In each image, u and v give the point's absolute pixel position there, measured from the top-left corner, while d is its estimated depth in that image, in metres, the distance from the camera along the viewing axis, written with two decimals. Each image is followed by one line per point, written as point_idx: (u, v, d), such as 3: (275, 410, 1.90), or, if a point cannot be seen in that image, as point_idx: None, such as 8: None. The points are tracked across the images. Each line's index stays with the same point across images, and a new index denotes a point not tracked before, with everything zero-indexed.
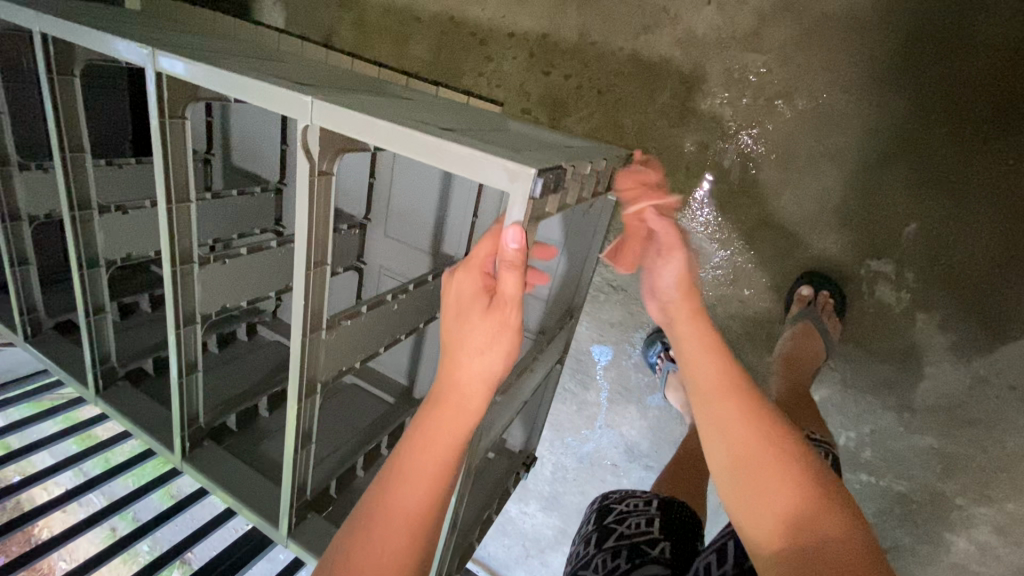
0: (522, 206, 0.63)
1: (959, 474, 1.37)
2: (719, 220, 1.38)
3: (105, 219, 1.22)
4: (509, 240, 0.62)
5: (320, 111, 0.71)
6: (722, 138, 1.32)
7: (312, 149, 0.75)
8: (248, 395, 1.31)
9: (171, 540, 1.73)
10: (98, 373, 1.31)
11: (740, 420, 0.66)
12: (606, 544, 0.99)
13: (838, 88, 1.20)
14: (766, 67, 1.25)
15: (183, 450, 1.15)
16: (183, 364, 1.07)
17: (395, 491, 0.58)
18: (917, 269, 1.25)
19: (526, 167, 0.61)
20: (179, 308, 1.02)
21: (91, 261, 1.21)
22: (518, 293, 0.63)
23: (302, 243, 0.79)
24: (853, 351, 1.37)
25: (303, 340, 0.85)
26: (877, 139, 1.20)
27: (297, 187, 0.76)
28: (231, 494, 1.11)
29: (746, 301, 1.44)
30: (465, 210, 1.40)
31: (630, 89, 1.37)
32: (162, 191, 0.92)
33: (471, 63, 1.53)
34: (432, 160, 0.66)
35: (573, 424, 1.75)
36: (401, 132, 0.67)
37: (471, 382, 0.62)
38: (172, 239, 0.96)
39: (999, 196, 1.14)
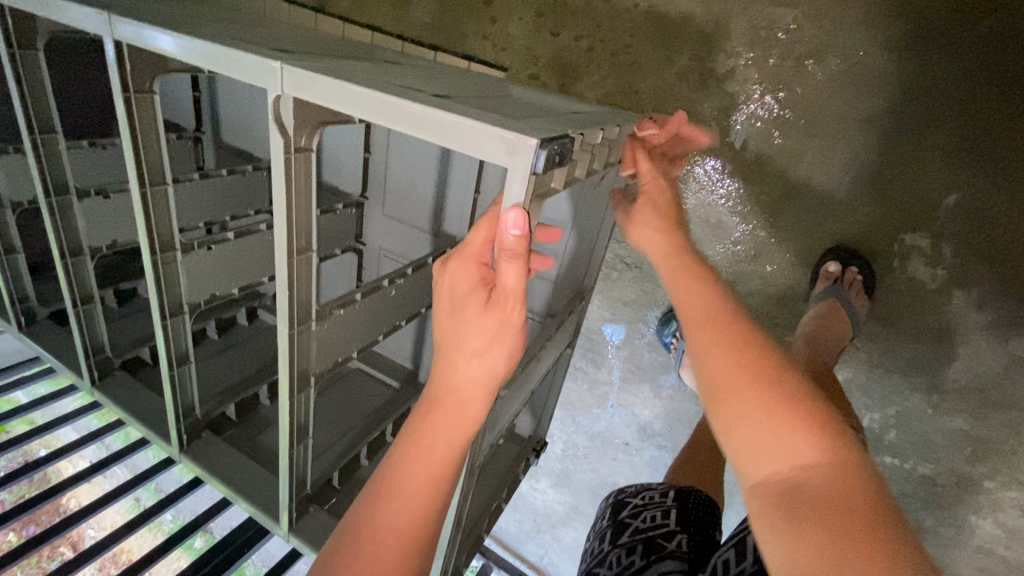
0: (523, 184, 0.56)
1: (990, 457, 1.30)
2: (740, 193, 1.30)
3: (86, 205, 1.17)
4: (509, 225, 0.55)
5: (290, 81, 0.64)
6: (744, 103, 1.22)
7: (287, 123, 0.68)
8: (249, 384, 1.29)
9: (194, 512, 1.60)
10: (93, 366, 1.29)
11: (725, 358, 0.56)
12: (622, 539, 0.95)
13: (877, 46, 1.09)
14: (795, 24, 1.13)
15: (181, 443, 1.13)
16: (173, 355, 1.04)
17: (388, 506, 0.57)
18: (955, 244, 1.15)
19: (526, 137, 0.54)
20: (163, 298, 0.98)
21: (75, 250, 1.17)
22: (520, 286, 0.58)
23: (281, 229, 0.73)
24: (880, 329, 1.30)
25: (291, 334, 0.79)
26: (916, 101, 1.10)
27: (272, 168, 0.69)
28: (234, 489, 1.09)
29: (767, 278, 1.36)
30: (466, 184, 1.32)
31: (645, 50, 1.27)
32: (134, 175, 0.87)
33: (473, 26, 1.42)
34: (420, 132, 0.59)
35: (583, 404, 1.71)
36: (385, 101, 0.59)
37: (471, 386, 0.61)
38: (149, 228, 0.91)
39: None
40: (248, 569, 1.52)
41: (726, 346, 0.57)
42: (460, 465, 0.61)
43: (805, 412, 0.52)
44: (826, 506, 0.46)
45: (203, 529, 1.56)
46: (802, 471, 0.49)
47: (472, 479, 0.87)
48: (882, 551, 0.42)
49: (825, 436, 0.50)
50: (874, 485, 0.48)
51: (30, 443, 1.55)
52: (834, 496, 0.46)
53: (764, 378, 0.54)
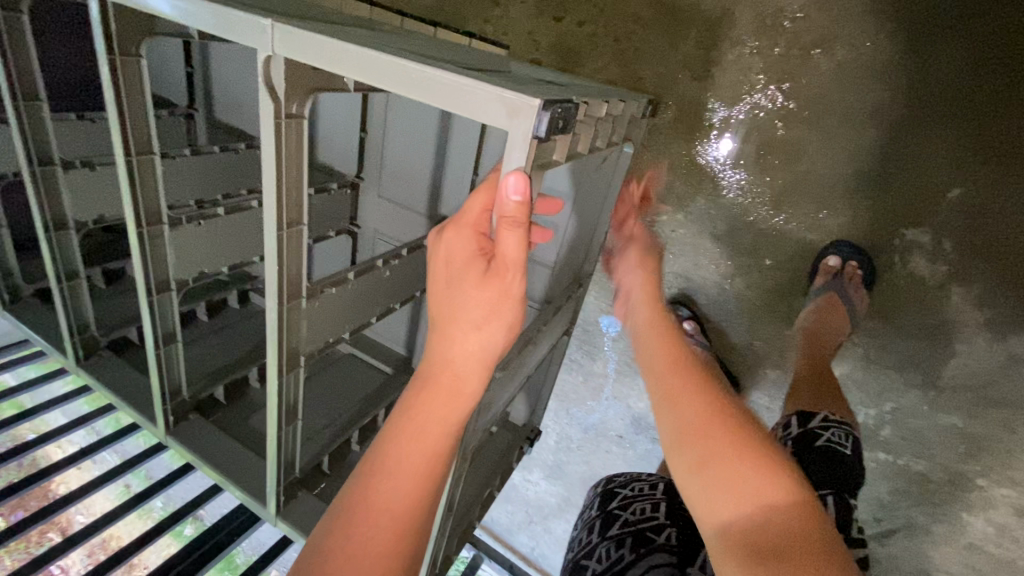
0: (524, 148, 0.53)
1: (983, 455, 1.29)
2: (742, 184, 1.28)
3: (71, 177, 1.14)
4: (510, 191, 0.53)
5: (282, 40, 0.62)
6: (749, 92, 1.20)
7: (279, 89, 0.65)
8: (237, 366, 1.26)
9: (185, 498, 1.55)
10: (77, 344, 1.27)
11: (699, 415, 0.64)
12: (611, 531, 0.94)
13: (882, 37, 1.08)
14: (802, 11, 1.12)
15: (167, 424, 1.11)
16: (159, 334, 1.02)
17: (378, 484, 0.56)
18: (956, 239, 1.14)
19: (528, 98, 0.51)
20: (149, 274, 0.96)
21: (59, 224, 1.15)
22: (520, 255, 0.56)
23: (271, 198, 0.70)
24: (878, 325, 1.29)
25: (280, 310, 0.77)
26: (921, 96, 1.08)
27: (261, 134, 0.66)
28: (224, 475, 1.07)
29: (764, 272, 1.34)
30: (465, 165, 1.29)
31: (648, 36, 1.24)
32: (119, 143, 0.84)
33: (475, 8, 1.40)
34: (419, 96, 0.56)
35: (578, 395, 1.70)
36: (382, 63, 0.57)
37: (467, 359, 0.59)
38: (134, 200, 0.88)
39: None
40: (238, 555, 1.48)
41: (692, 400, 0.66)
42: (455, 442, 0.60)
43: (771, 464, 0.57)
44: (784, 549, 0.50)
45: (194, 513, 1.51)
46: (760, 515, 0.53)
47: (464, 465, 0.85)
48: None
49: (786, 485, 0.55)
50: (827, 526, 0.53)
51: (17, 426, 1.51)
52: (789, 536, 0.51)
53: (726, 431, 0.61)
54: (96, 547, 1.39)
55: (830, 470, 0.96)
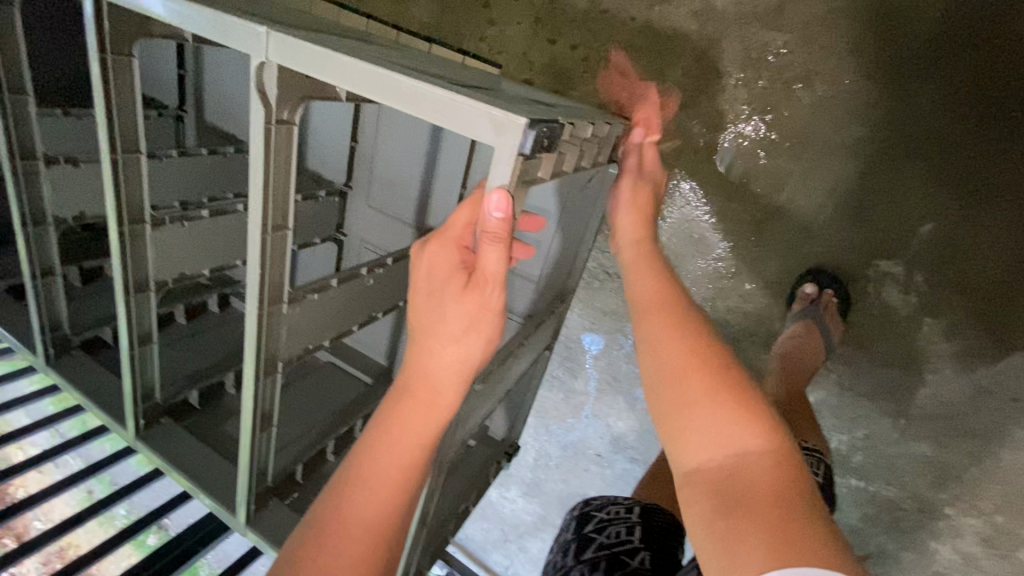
0: (509, 166, 0.55)
1: (951, 484, 1.32)
2: (724, 211, 1.31)
3: (53, 173, 1.12)
4: (492, 207, 0.54)
5: (277, 46, 0.62)
6: (733, 121, 1.24)
7: (270, 95, 0.66)
8: (214, 370, 1.24)
9: (149, 506, 1.48)
10: (48, 342, 1.24)
11: (682, 355, 0.61)
12: (585, 555, 0.94)
13: (860, 77, 1.14)
14: (786, 48, 1.18)
15: (137, 428, 1.09)
16: (135, 335, 1.00)
17: (351, 497, 0.56)
18: (927, 272, 1.18)
19: (514, 116, 0.53)
20: (128, 274, 0.95)
21: (37, 219, 1.13)
22: (501, 270, 0.57)
23: (257, 202, 0.71)
24: (852, 352, 1.31)
25: (260, 315, 0.77)
26: (896, 134, 1.14)
27: (250, 137, 0.67)
28: (195, 483, 1.04)
29: (744, 296, 1.37)
30: (453, 177, 1.31)
31: (639, 63, 1.29)
32: (105, 140, 0.83)
33: (471, 27, 1.43)
34: (409, 107, 0.58)
35: (558, 412, 1.70)
36: (374, 74, 0.58)
37: (444, 373, 0.59)
38: (118, 198, 0.87)
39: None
40: (201, 567, 1.42)
41: (675, 337, 0.63)
42: (431, 455, 0.60)
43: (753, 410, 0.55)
44: (751, 498, 0.48)
45: (159, 523, 1.44)
46: (733, 460, 0.52)
47: (439, 478, 0.84)
48: (797, 534, 0.45)
49: (763, 431, 0.53)
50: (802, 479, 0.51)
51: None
52: (761, 483, 0.49)
53: (709, 370, 0.58)
54: (53, 556, 1.32)
55: None
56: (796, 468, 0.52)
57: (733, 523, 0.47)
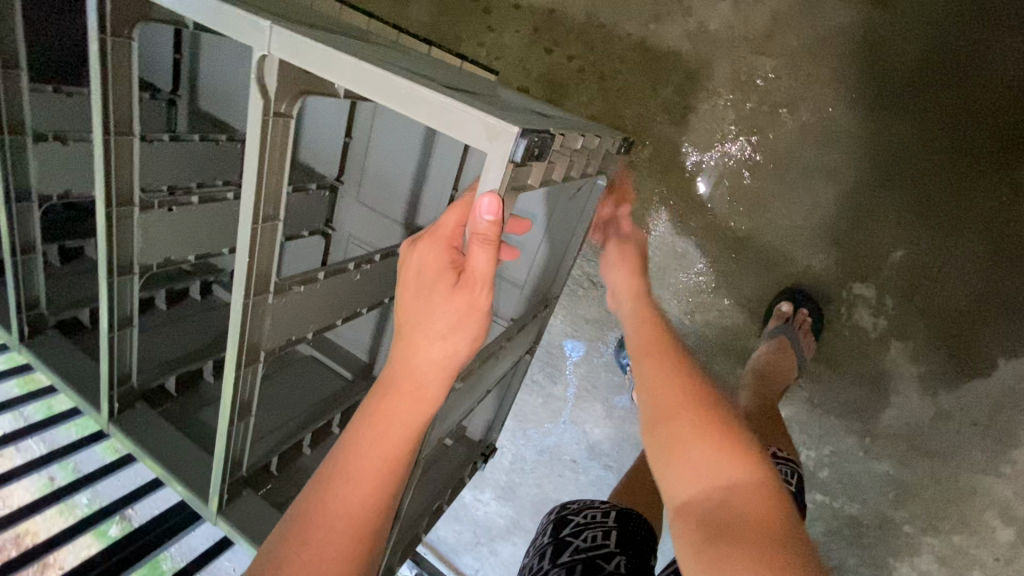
0: (500, 171, 0.56)
1: (911, 502, 1.36)
2: (708, 227, 1.34)
3: (40, 150, 1.11)
4: (484, 210, 0.56)
5: (280, 41, 0.63)
6: (720, 140, 1.28)
7: (270, 87, 0.67)
8: (194, 357, 1.23)
9: (113, 496, 1.32)
10: (23, 320, 1.22)
11: (670, 388, 0.63)
12: (561, 559, 0.93)
13: (844, 105, 1.19)
14: (774, 73, 1.22)
15: (110, 411, 1.07)
16: (116, 317, 1.00)
17: (337, 489, 0.57)
18: (897, 297, 1.23)
19: (507, 124, 0.55)
20: (113, 256, 0.94)
21: (21, 196, 1.11)
22: (489, 271, 0.59)
23: (249, 192, 0.71)
24: (823, 371, 1.35)
25: (245, 303, 0.77)
26: (874, 162, 1.19)
27: (246, 127, 0.67)
28: (167, 470, 1.03)
29: (723, 311, 1.40)
30: (446, 178, 1.32)
31: (632, 78, 1.32)
32: (98, 121, 0.83)
33: (470, 32, 1.45)
34: (405, 109, 0.59)
35: (536, 417, 1.72)
36: (373, 74, 0.59)
37: (430, 368, 0.60)
38: (107, 180, 0.87)
39: (992, 244, 1.15)
40: (164, 560, 1.27)
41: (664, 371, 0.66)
42: (416, 448, 0.61)
43: (741, 447, 0.57)
44: (740, 529, 0.50)
45: (120, 515, 1.29)
46: (721, 493, 0.54)
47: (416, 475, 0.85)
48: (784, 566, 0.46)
49: (750, 465, 0.56)
50: (787, 512, 0.53)
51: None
52: (749, 515, 0.51)
53: (697, 405, 0.61)
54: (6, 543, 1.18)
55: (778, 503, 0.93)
56: (782, 503, 0.53)
57: (723, 552, 0.49)
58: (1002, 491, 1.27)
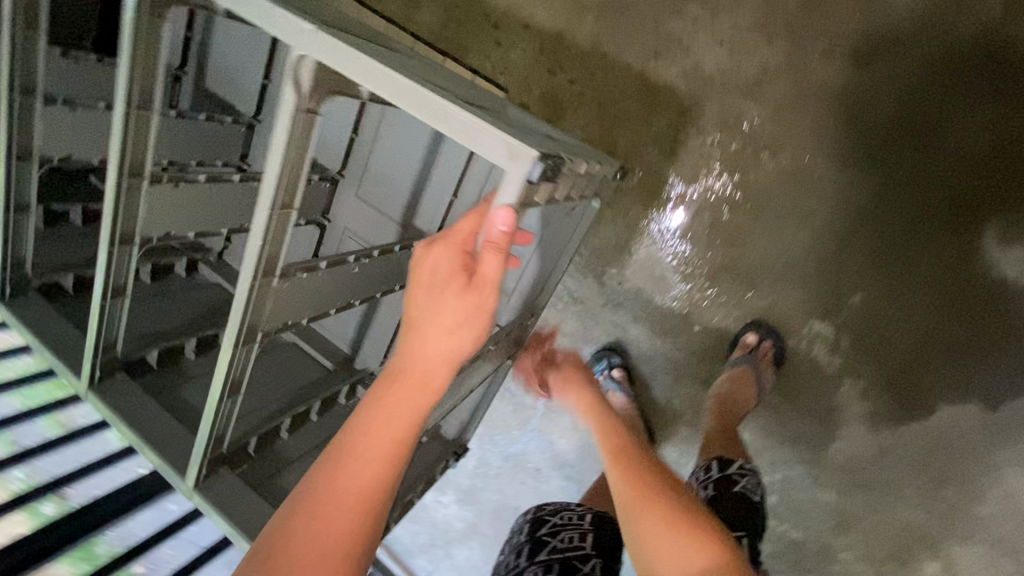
0: (516, 187, 0.62)
1: (850, 531, 1.45)
2: (685, 255, 1.42)
3: (49, 112, 1.09)
4: (498, 221, 0.61)
5: (316, 43, 0.66)
6: (705, 176, 1.37)
7: (303, 84, 0.70)
8: (180, 333, 1.23)
9: (52, 471, 1.06)
10: (5, 280, 1.17)
11: (643, 494, 0.68)
12: (538, 557, 0.97)
13: (820, 155, 1.29)
14: (759, 119, 1.31)
15: (91, 379, 1.06)
16: (111, 287, 1.00)
17: (345, 470, 0.54)
18: (852, 337, 1.33)
19: (528, 148, 0.60)
20: (117, 226, 0.94)
21: (23, 155, 1.08)
22: (499, 275, 0.61)
23: (270, 181, 0.74)
24: (780, 401, 1.43)
25: (253, 285, 0.80)
26: (843, 211, 1.29)
27: (277, 122, 0.70)
28: (142, 439, 1.03)
29: (694, 336, 1.47)
30: (447, 184, 1.37)
31: (629, 108, 1.40)
32: (122, 93, 0.82)
33: (478, 44, 1.50)
34: (434, 123, 0.63)
35: (505, 423, 1.76)
36: (406, 88, 0.63)
37: (438, 356, 0.59)
38: (123, 151, 0.87)
39: (941, 297, 1.26)
40: (98, 544, 1.03)
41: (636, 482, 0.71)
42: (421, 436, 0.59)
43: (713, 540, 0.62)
44: None
45: (57, 490, 1.04)
46: None
47: None
48: None
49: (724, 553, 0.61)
50: None
51: None
52: None
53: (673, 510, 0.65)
54: None
55: (746, 517, 0.97)
56: None
57: None
58: (928, 526, 1.37)
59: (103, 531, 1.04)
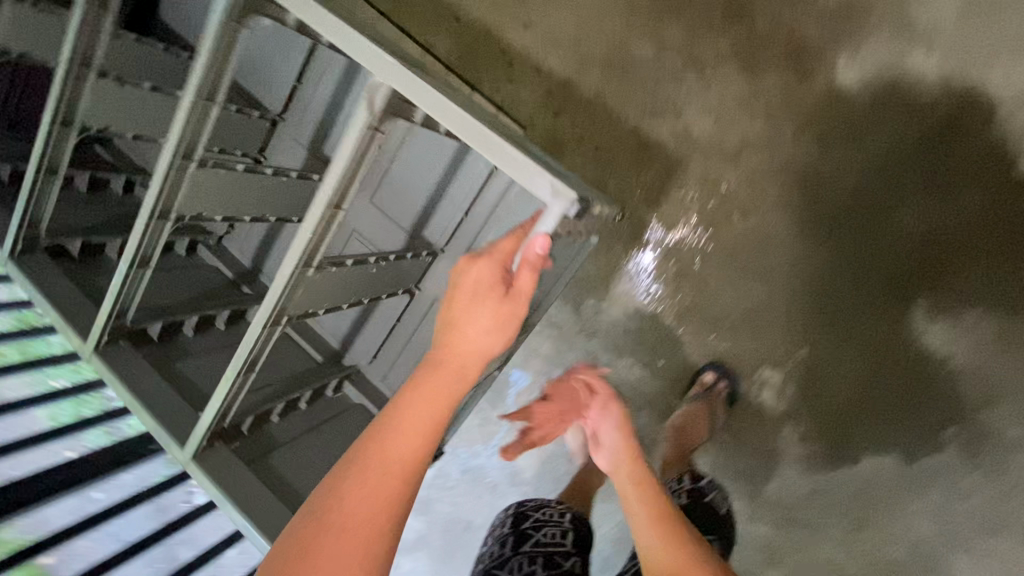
0: (555, 220, 0.75)
1: (779, 566, 1.57)
2: (657, 296, 1.56)
3: (99, 86, 1.10)
4: (537, 245, 0.71)
5: (393, 73, 0.75)
6: (683, 227, 1.52)
7: (376, 106, 0.79)
8: (184, 309, 1.27)
9: None
10: (19, 238, 1.17)
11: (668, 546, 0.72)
12: (524, 548, 1.04)
13: (785, 222, 1.46)
14: (734, 183, 1.48)
15: (97, 343, 1.09)
16: (139, 256, 1.05)
17: (390, 441, 0.56)
18: (796, 386, 1.49)
19: (570, 190, 0.74)
20: (160, 200, 0.99)
21: (66, 120, 1.10)
22: (530, 289, 0.69)
23: (329, 183, 0.83)
24: (727, 438, 1.56)
25: (295, 272, 0.90)
26: (799, 274, 1.46)
27: (347, 135, 0.80)
28: (139, 402, 1.07)
29: (657, 370, 1.59)
30: (460, 204, 1.47)
31: (622, 158, 1.55)
32: (194, 84, 0.87)
33: (491, 77, 1.62)
34: (495, 158, 0.76)
35: (469, 437, 1.82)
36: (473, 126, 0.75)
37: (477, 351, 0.64)
38: (181, 136, 0.91)
39: (872, 359, 1.44)
40: (6, 531, 1.01)
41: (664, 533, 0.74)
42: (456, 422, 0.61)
43: None
44: None
45: None
46: None
47: None
48: None
49: None
50: None
51: None
52: None
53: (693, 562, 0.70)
54: None
55: None
56: None
57: None
58: (847, 565, 1.50)
59: (12, 518, 1.01)
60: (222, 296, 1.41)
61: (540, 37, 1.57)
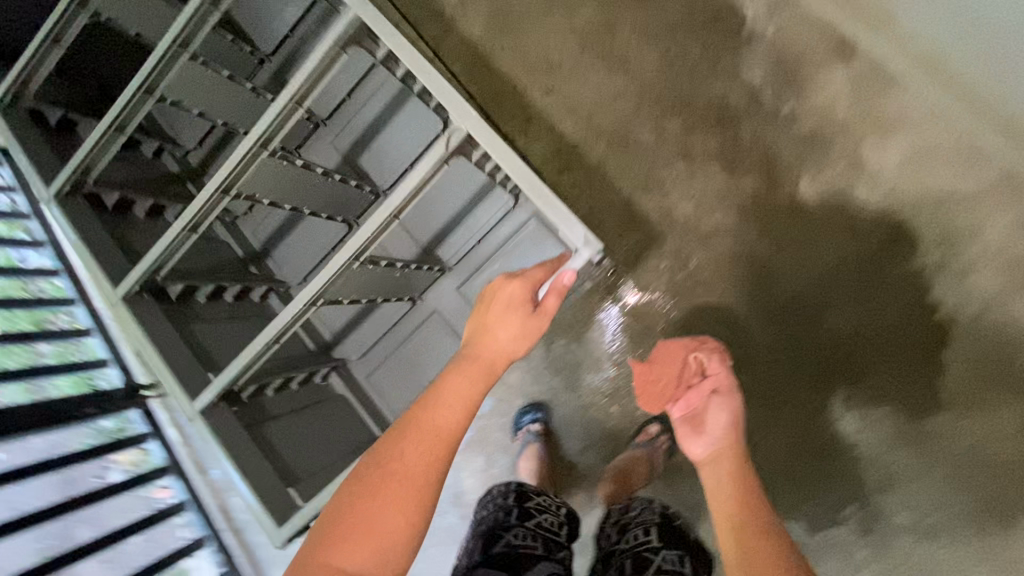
0: (582, 260, 1.06)
1: None
2: (620, 346, 1.73)
3: (188, 65, 1.27)
4: (564, 278, 0.90)
5: (475, 127, 1.04)
6: (651, 291, 1.73)
7: (451, 143, 1.07)
8: (202, 277, 1.44)
9: None
10: (72, 180, 1.29)
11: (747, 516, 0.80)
12: (527, 523, 1.14)
13: (740, 304, 1.68)
14: (700, 261, 1.71)
15: (128, 290, 1.24)
16: (193, 222, 1.23)
17: (437, 412, 0.78)
18: None
19: (597, 241, 1.06)
20: (231, 176, 1.17)
21: (150, 89, 1.27)
22: (553, 309, 0.88)
23: (401, 195, 1.08)
24: (662, 488, 1.69)
25: (346, 263, 1.14)
26: (745, 351, 1.68)
27: (426, 162, 1.07)
28: (156, 351, 1.22)
29: (609, 414, 1.73)
30: (472, 233, 1.64)
31: (610, 220, 1.76)
32: (294, 91, 1.11)
33: (510, 128, 1.82)
34: (546, 207, 1.07)
35: None
36: (530, 180, 1.06)
37: (502, 351, 0.85)
38: (268, 128, 1.14)
39: (794, 436, 1.63)
40: None
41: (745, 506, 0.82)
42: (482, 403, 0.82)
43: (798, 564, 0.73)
44: None
45: None
46: None
47: None
48: None
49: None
50: None
51: None
52: None
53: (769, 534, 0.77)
54: None
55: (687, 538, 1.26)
56: None
57: None
58: None
59: None
60: (233, 272, 1.57)
61: (559, 104, 1.80)
